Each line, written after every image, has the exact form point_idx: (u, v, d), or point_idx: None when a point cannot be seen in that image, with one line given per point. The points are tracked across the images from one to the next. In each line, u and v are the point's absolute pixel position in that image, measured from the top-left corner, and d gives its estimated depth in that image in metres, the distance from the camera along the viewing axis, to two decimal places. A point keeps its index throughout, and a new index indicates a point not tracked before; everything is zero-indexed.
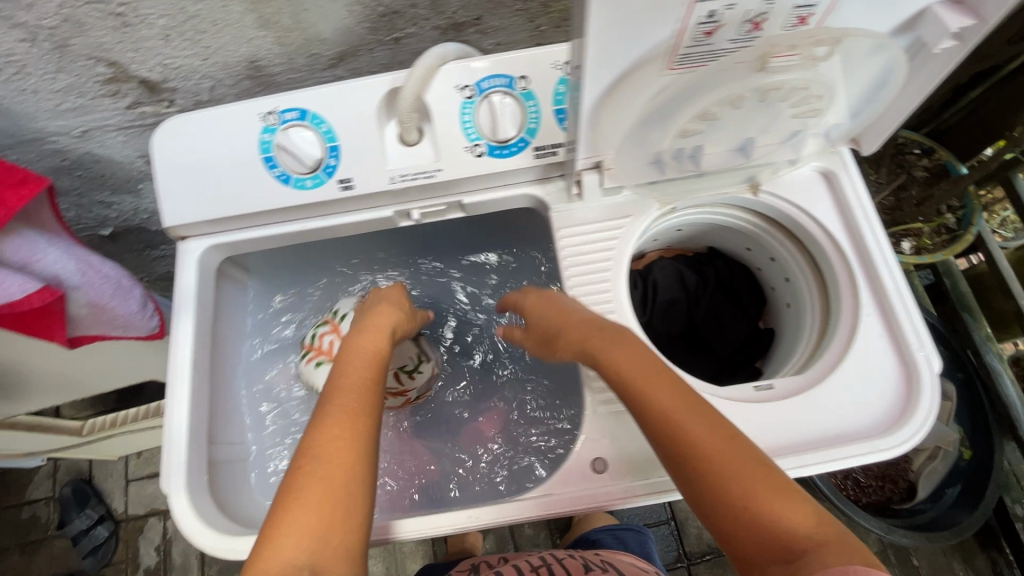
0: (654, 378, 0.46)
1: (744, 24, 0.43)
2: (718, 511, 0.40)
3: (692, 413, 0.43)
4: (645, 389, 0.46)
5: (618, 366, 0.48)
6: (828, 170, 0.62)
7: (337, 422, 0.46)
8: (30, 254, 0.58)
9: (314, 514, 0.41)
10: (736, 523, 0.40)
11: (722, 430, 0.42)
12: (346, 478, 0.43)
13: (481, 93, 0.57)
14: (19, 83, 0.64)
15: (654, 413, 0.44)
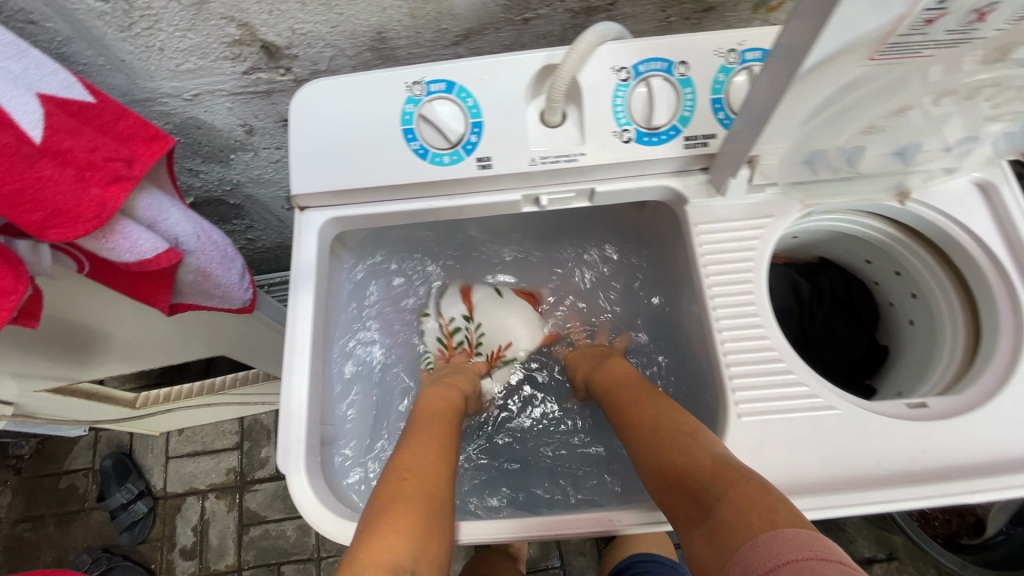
0: (660, 424, 0.53)
1: (971, 13, 0.39)
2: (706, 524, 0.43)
3: (675, 447, 0.49)
4: (648, 425, 0.54)
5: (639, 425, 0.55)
6: (986, 182, 0.59)
7: (425, 451, 0.53)
8: (157, 215, 0.54)
9: (406, 522, 0.44)
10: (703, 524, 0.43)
11: (689, 454, 0.48)
12: (433, 497, 0.48)
13: (637, 77, 0.56)
14: (147, 39, 0.62)
15: (656, 454, 0.51)
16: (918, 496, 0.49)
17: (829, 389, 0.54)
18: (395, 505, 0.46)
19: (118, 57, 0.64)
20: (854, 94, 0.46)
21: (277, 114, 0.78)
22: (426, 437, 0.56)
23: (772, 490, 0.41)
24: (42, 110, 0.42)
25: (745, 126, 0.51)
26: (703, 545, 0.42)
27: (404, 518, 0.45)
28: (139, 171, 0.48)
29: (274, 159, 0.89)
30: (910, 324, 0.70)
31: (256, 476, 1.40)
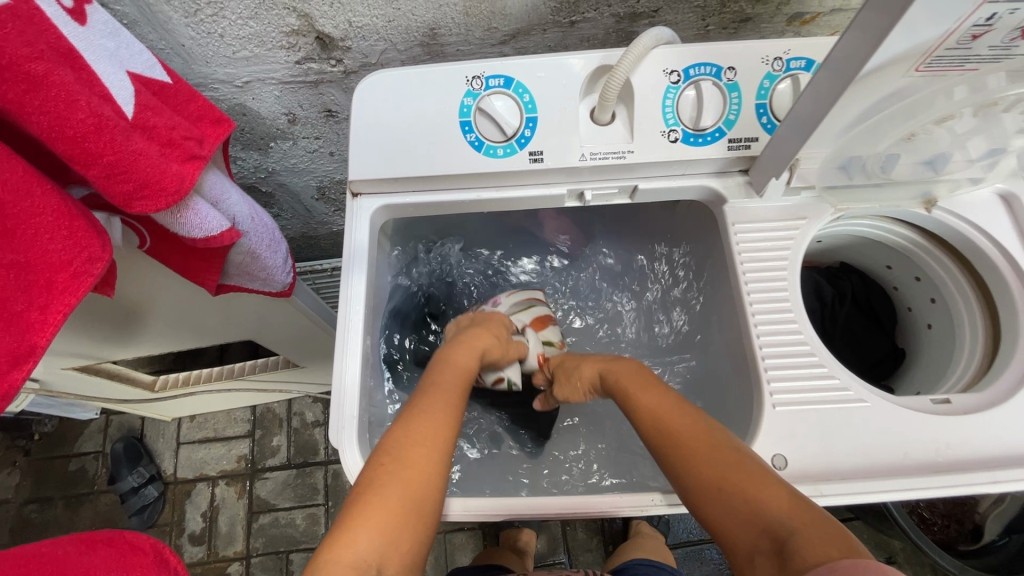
0: (693, 432, 0.51)
1: (1013, 31, 0.42)
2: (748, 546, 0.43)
3: (711, 463, 0.48)
4: (686, 439, 0.51)
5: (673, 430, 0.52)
6: (1009, 193, 0.62)
7: (419, 432, 0.50)
8: (220, 194, 0.56)
9: (387, 515, 0.45)
10: (765, 547, 0.42)
11: (731, 472, 0.46)
12: (420, 485, 0.47)
13: (687, 80, 0.59)
14: (209, 25, 0.64)
15: (689, 468, 0.49)
16: (944, 487, 0.52)
17: (860, 384, 0.56)
18: (377, 493, 0.46)
19: (179, 42, 0.66)
20: (896, 103, 0.49)
21: (322, 104, 0.80)
22: (434, 414, 0.52)
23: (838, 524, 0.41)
24: (131, 86, 0.44)
25: (789, 130, 0.54)
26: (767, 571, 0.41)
27: (382, 512, 0.45)
28: (209, 150, 0.50)
29: (312, 148, 0.91)
30: (928, 328, 0.73)
31: (266, 464, 1.40)
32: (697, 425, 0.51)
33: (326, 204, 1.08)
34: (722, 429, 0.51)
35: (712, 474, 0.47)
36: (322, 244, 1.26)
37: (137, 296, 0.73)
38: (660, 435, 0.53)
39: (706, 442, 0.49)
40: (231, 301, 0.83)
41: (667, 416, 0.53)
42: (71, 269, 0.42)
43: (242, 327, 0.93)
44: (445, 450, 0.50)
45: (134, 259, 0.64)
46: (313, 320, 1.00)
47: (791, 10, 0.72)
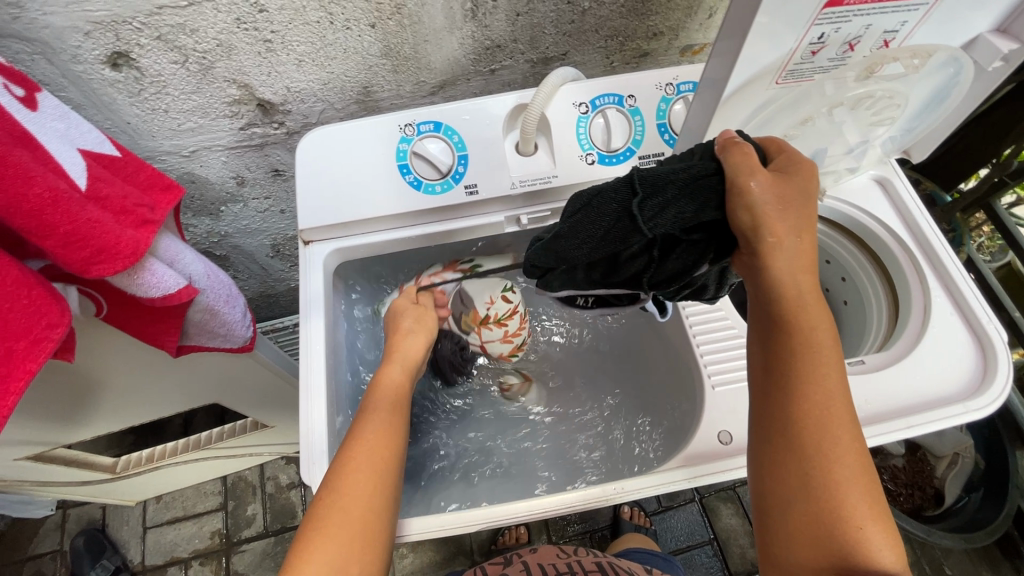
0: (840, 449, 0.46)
1: (843, 45, 0.52)
2: (794, 476, 0.47)
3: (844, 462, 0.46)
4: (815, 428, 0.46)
5: (824, 416, 0.46)
6: (882, 177, 0.72)
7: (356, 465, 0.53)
8: (176, 254, 0.58)
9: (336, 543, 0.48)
10: (807, 505, 0.46)
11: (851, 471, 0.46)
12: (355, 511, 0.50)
13: (594, 110, 0.67)
14: (153, 102, 0.68)
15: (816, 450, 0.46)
16: (870, 437, 0.57)
17: None
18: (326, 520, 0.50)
19: (124, 120, 0.70)
20: (768, 112, 0.58)
21: (268, 165, 0.85)
22: (373, 431, 0.56)
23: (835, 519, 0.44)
24: (83, 162, 0.48)
25: (686, 141, 0.62)
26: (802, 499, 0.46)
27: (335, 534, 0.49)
28: (162, 215, 0.53)
29: (262, 208, 0.94)
30: (845, 304, 0.82)
31: (242, 536, 1.35)
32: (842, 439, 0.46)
33: (281, 261, 1.10)
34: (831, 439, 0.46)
35: (813, 470, 0.46)
36: (281, 302, 1.27)
37: (94, 368, 0.73)
38: (811, 422, 0.46)
39: (827, 446, 0.46)
40: (192, 365, 0.83)
41: (811, 403, 0.47)
42: (31, 337, 0.43)
43: (205, 391, 0.92)
44: (382, 491, 0.53)
45: (88, 329, 0.65)
46: (279, 376, 1.00)
47: (681, 43, 0.83)
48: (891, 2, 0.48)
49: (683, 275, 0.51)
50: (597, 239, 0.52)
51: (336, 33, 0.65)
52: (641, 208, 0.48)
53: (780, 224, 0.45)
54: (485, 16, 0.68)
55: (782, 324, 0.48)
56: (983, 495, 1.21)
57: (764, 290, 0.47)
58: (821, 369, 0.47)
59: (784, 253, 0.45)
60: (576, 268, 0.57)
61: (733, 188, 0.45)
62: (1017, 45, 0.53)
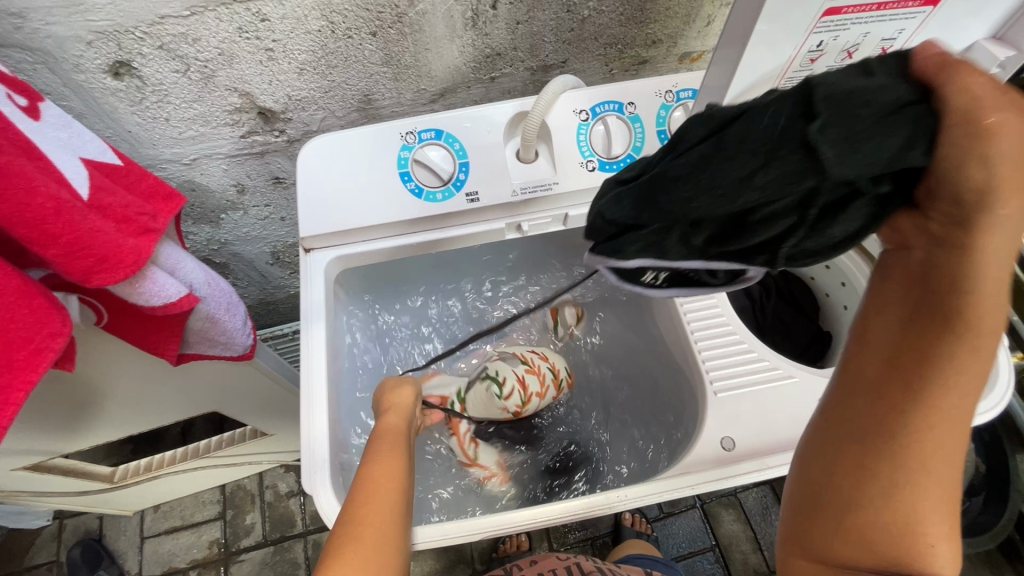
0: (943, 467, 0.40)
1: (841, 53, 0.52)
2: (882, 482, 0.40)
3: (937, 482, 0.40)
4: (929, 441, 0.39)
5: (946, 429, 0.39)
6: None
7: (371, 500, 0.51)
8: (176, 262, 0.58)
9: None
10: (881, 516, 0.40)
11: (943, 491, 0.40)
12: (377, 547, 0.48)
13: (594, 117, 0.67)
14: (155, 111, 0.68)
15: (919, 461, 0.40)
16: None
17: (786, 362, 0.63)
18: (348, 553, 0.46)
19: (125, 129, 0.70)
20: None
21: (269, 172, 0.85)
22: (385, 466, 0.54)
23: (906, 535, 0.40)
24: (85, 171, 0.48)
25: None
26: (876, 507, 0.41)
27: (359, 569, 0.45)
28: (164, 224, 0.53)
29: (262, 216, 0.94)
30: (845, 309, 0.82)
31: (241, 546, 1.34)
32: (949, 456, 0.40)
33: (281, 268, 1.10)
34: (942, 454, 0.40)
35: (903, 481, 0.40)
36: (280, 309, 1.26)
37: (94, 376, 0.73)
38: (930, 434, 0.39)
39: (931, 461, 0.40)
40: (192, 374, 0.83)
41: (939, 409, 0.39)
42: (31, 347, 0.43)
43: (204, 399, 0.92)
44: (398, 527, 0.50)
45: (88, 338, 0.65)
46: (279, 383, 0.99)
47: (680, 51, 0.84)
48: (888, 11, 0.48)
49: (824, 251, 0.40)
50: (731, 185, 0.37)
51: (337, 42, 0.66)
52: (825, 134, 0.33)
53: (1018, 185, 0.33)
54: (485, 25, 0.69)
55: (948, 311, 0.37)
56: (984, 499, 1.21)
57: (940, 266, 0.37)
58: (974, 376, 0.38)
59: (1004, 229, 0.34)
60: (671, 228, 0.42)
61: (959, 121, 0.33)
62: (1013, 52, 0.53)
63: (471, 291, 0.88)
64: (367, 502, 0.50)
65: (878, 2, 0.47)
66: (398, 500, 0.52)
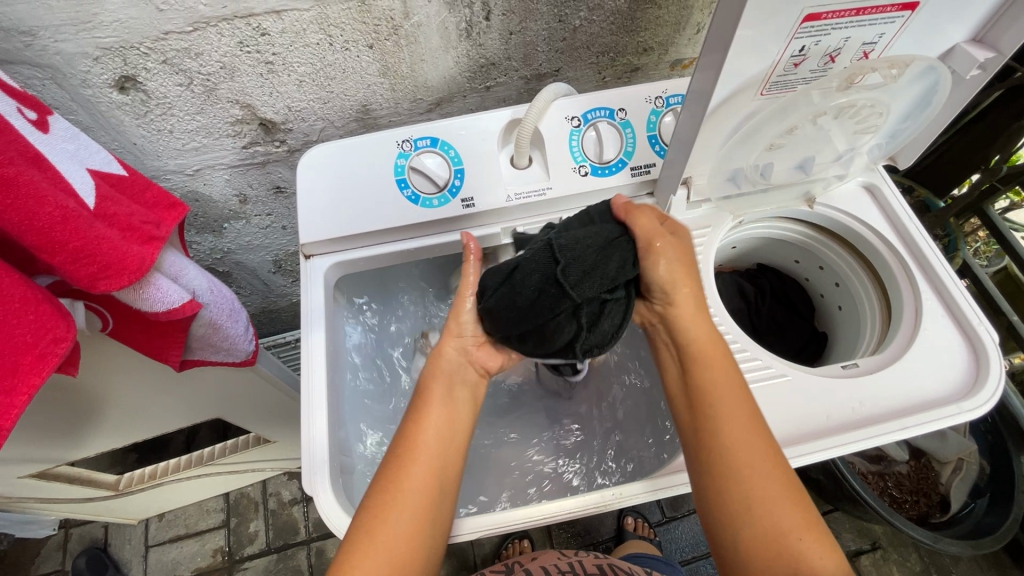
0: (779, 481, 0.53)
1: (824, 57, 0.54)
2: (738, 509, 0.53)
3: (778, 495, 0.52)
4: (747, 464, 0.53)
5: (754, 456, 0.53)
6: (870, 183, 0.74)
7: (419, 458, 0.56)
8: (179, 270, 0.59)
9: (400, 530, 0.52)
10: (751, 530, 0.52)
11: (787, 497, 0.52)
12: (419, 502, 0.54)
13: (586, 123, 0.68)
14: (159, 124, 0.70)
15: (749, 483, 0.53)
16: (866, 438, 0.58)
17: (780, 361, 0.63)
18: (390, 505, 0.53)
19: (131, 141, 0.72)
20: (754, 122, 0.60)
21: (270, 182, 0.87)
22: (435, 423, 0.58)
23: (784, 541, 0.51)
24: (92, 182, 0.49)
25: (676, 151, 0.63)
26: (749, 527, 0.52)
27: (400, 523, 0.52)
28: (167, 232, 0.55)
29: (264, 225, 0.96)
30: (839, 309, 0.83)
31: (245, 553, 1.34)
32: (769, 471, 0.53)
33: (283, 276, 1.12)
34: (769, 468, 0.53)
35: (750, 501, 0.52)
36: (283, 317, 1.28)
37: (100, 383, 0.74)
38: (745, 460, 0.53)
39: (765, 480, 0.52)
40: (195, 380, 0.84)
41: (731, 437, 0.54)
42: (37, 351, 0.45)
43: (208, 406, 0.93)
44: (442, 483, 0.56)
45: (94, 344, 0.66)
46: (282, 390, 1.01)
47: (671, 58, 0.85)
48: (868, 16, 0.50)
49: (609, 340, 0.54)
50: (528, 301, 0.54)
51: (335, 54, 0.68)
52: (568, 273, 0.51)
53: (685, 278, 0.58)
54: (479, 35, 0.71)
55: (688, 360, 0.58)
56: (988, 501, 1.20)
57: (677, 335, 0.59)
58: (723, 412, 0.55)
59: (684, 304, 0.58)
60: (509, 337, 0.58)
61: (643, 249, 0.56)
62: (993, 54, 0.55)
63: None
64: (412, 459, 0.56)
65: (857, 8, 0.49)
66: (442, 458, 0.57)
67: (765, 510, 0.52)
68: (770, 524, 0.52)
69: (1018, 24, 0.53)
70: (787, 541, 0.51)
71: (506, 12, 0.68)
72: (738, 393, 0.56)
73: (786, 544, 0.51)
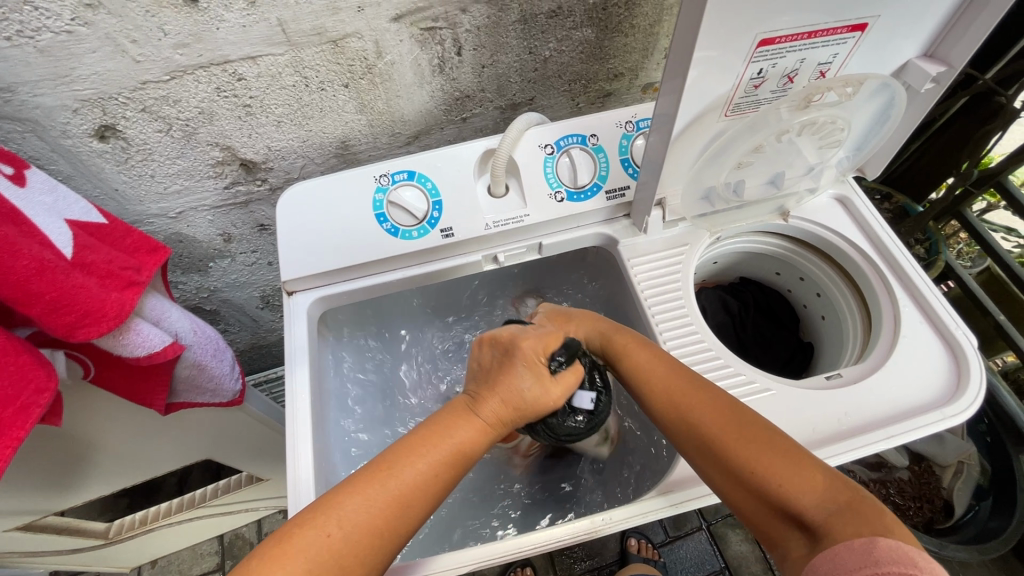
0: (725, 413, 0.51)
1: (782, 78, 0.56)
2: (704, 454, 0.51)
3: (724, 424, 0.50)
4: (683, 406, 0.53)
5: (686, 398, 0.53)
6: (841, 195, 0.76)
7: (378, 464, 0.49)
8: (161, 313, 0.59)
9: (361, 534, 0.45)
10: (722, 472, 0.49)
11: (738, 426, 0.50)
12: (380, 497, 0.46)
13: (560, 150, 0.70)
14: (140, 169, 0.71)
15: (695, 427, 0.51)
16: (853, 449, 0.58)
17: (764, 375, 0.64)
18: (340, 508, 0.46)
19: (112, 188, 0.73)
20: (721, 142, 0.61)
21: (253, 220, 0.88)
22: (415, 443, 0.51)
23: (752, 467, 0.48)
24: (70, 231, 0.50)
25: (648, 174, 0.65)
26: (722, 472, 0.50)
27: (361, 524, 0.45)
28: (147, 276, 0.55)
29: (250, 262, 0.96)
30: (823, 319, 0.84)
31: None
32: (710, 406, 0.52)
33: (271, 311, 1.12)
34: (704, 401, 0.52)
35: (707, 443, 0.50)
36: (273, 352, 1.27)
37: (85, 431, 0.74)
38: (682, 407, 0.53)
39: (706, 416, 0.51)
40: (183, 422, 0.83)
41: (657, 392, 0.55)
42: (19, 403, 0.45)
43: (197, 448, 0.92)
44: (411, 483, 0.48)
45: (77, 392, 0.66)
46: (273, 427, 1.00)
47: (642, 82, 0.88)
48: (819, 38, 0.52)
49: None
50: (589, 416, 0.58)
51: (311, 94, 0.69)
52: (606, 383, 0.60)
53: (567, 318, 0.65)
54: (452, 70, 0.73)
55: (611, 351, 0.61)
56: (991, 503, 1.18)
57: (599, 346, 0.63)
58: (643, 369, 0.57)
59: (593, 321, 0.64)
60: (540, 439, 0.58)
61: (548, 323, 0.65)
62: (943, 69, 0.57)
63: (456, 323, 0.89)
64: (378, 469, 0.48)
65: (809, 31, 0.51)
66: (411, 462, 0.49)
67: (725, 445, 0.49)
68: (737, 455, 0.49)
69: (965, 40, 0.55)
70: (755, 464, 0.48)
71: (476, 46, 0.71)
72: (654, 355, 0.58)
73: (752, 467, 0.48)
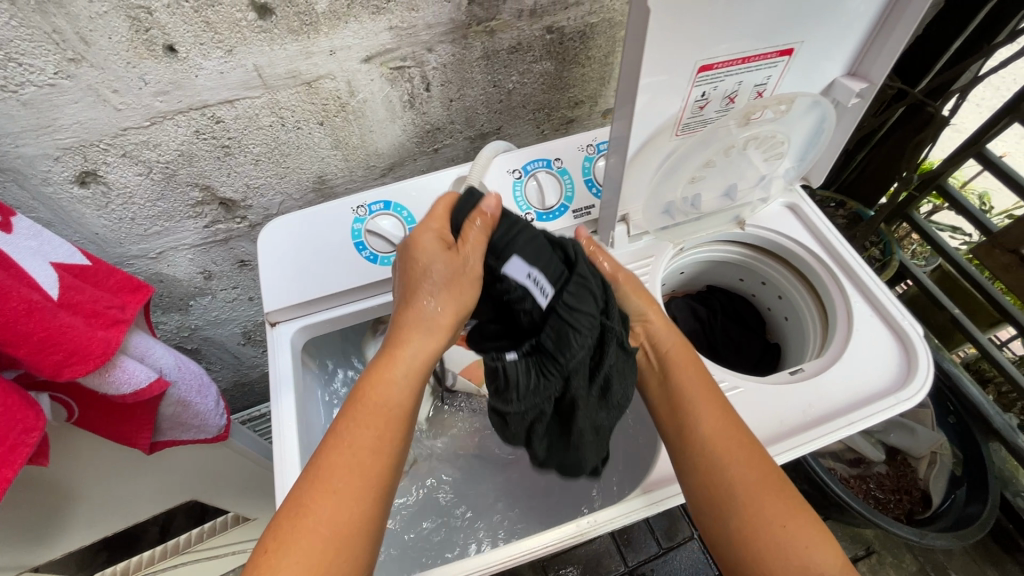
0: (745, 449, 0.57)
1: (724, 99, 0.61)
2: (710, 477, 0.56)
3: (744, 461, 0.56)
4: (715, 435, 0.57)
5: (719, 428, 0.58)
6: (791, 203, 0.81)
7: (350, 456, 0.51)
8: (145, 349, 0.60)
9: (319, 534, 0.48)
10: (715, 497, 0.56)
11: (756, 466, 0.56)
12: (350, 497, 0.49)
13: (527, 174, 0.74)
14: (121, 212, 0.73)
15: (716, 454, 0.56)
16: (817, 438, 0.62)
17: (731, 374, 0.67)
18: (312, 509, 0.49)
19: (92, 232, 0.74)
20: (674, 159, 0.66)
21: (234, 257, 0.89)
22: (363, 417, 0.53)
23: (751, 503, 0.54)
24: (55, 274, 0.51)
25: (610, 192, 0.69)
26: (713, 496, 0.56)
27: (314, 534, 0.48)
28: (132, 314, 0.57)
29: (230, 298, 0.97)
30: (786, 320, 0.88)
31: None
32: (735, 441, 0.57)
33: (253, 347, 1.12)
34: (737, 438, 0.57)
35: (718, 470, 0.56)
36: (255, 389, 1.27)
37: (67, 476, 0.73)
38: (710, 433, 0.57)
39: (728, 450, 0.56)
40: (167, 462, 0.83)
41: (697, 412, 0.59)
42: (7, 442, 0.45)
43: (181, 489, 0.91)
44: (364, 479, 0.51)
45: (60, 435, 0.66)
46: (258, 463, 0.99)
47: (601, 108, 0.93)
48: (752, 63, 0.57)
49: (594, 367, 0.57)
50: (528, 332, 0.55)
51: (287, 133, 0.73)
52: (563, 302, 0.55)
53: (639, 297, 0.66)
54: (422, 105, 0.77)
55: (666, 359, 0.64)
56: (967, 490, 1.22)
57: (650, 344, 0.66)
58: (689, 392, 0.61)
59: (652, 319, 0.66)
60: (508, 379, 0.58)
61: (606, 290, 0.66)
62: (865, 85, 0.63)
63: None
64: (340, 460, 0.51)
65: (741, 57, 0.56)
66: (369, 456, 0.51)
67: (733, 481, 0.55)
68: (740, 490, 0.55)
69: (880, 59, 0.61)
70: (754, 504, 0.54)
71: (444, 82, 0.75)
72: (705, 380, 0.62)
73: (749, 503, 0.54)
